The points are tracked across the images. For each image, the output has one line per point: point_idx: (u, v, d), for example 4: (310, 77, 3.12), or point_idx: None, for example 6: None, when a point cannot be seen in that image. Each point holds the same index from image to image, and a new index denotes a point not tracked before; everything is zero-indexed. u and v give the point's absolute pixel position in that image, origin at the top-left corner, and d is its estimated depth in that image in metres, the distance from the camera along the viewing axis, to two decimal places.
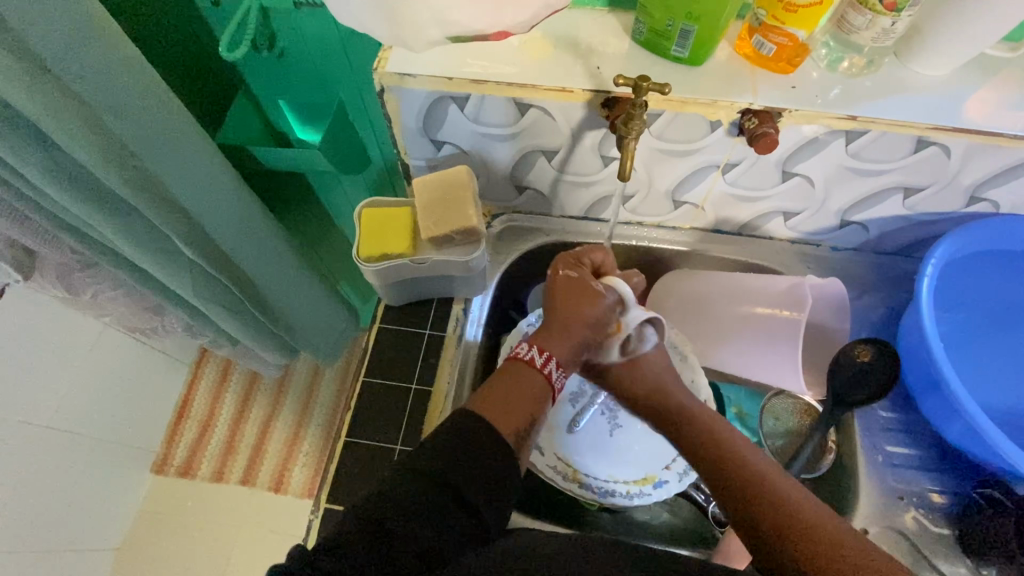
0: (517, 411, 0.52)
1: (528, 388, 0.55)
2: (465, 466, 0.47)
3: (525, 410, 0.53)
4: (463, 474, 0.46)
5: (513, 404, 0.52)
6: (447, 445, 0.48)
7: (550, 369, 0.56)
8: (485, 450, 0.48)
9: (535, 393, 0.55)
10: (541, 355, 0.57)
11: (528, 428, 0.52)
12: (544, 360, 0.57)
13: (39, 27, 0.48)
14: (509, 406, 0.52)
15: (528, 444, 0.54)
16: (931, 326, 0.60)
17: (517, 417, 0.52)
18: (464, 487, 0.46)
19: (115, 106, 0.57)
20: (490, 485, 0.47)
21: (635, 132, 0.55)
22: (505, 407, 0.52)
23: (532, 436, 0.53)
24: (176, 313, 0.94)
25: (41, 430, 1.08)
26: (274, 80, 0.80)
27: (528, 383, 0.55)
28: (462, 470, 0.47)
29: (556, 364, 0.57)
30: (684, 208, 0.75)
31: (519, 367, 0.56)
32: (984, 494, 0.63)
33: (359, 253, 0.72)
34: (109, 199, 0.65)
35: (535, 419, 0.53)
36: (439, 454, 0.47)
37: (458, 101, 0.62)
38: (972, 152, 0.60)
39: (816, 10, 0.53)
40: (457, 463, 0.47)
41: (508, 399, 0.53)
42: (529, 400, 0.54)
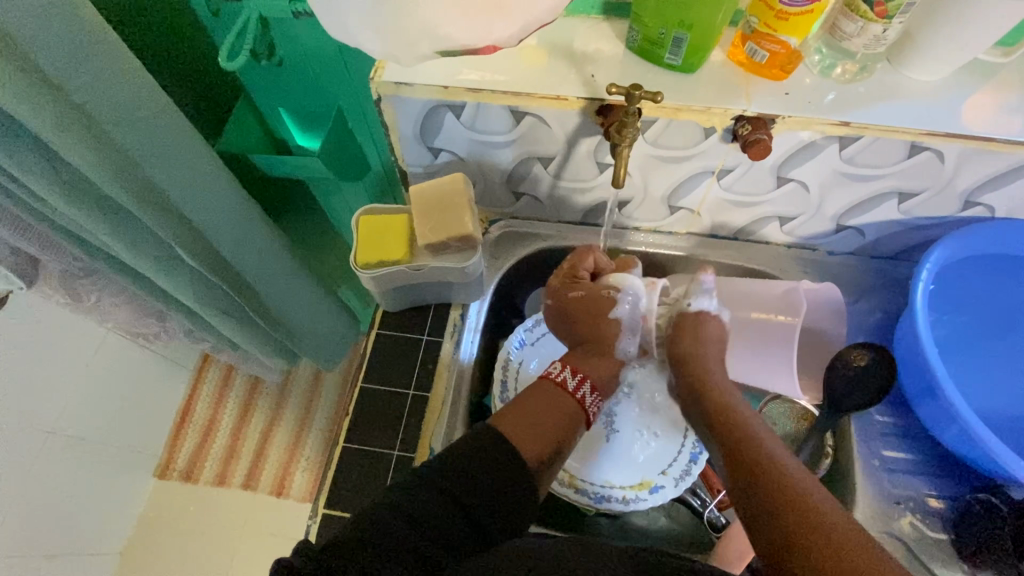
0: (545, 438, 0.55)
1: (558, 409, 0.58)
2: (470, 477, 0.49)
3: (553, 435, 0.56)
4: (469, 487, 0.49)
5: (541, 425, 0.56)
6: (454, 457, 0.51)
7: (583, 394, 0.60)
8: (505, 463, 0.51)
9: (563, 417, 0.58)
10: (576, 379, 0.61)
11: (553, 455, 0.55)
12: (577, 383, 0.61)
13: (39, 40, 0.49)
14: (539, 431, 0.55)
15: (552, 470, 0.56)
16: (926, 332, 0.60)
17: (545, 442, 0.55)
18: (469, 498, 0.48)
19: (116, 116, 0.58)
20: (493, 491, 0.49)
21: (629, 140, 0.56)
22: (531, 428, 0.55)
23: (557, 464, 0.56)
24: (178, 319, 0.95)
25: (43, 435, 1.09)
26: (273, 89, 0.81)
27: (556, 402, 0.59)
28: (468, 480, 0.49)
29: (589, 387, 0.61)
30: (680, 213, 0.75)
31: (549, 386, 0.60)
32: (979, 499, 0.63)
33: (357, 260, 0.73)
34: (111, 208, 0.66)
35: (561, 447, 0.56)
36: (445, 466, 0.50)
37: (454, 109, 0.63)
38: (967, 157, 0.60)
39: (807, 18, 0.53)
40: (456, 471, 0.50)
41: (537, 418, 0.56)
42: (558, 427, 0.57)
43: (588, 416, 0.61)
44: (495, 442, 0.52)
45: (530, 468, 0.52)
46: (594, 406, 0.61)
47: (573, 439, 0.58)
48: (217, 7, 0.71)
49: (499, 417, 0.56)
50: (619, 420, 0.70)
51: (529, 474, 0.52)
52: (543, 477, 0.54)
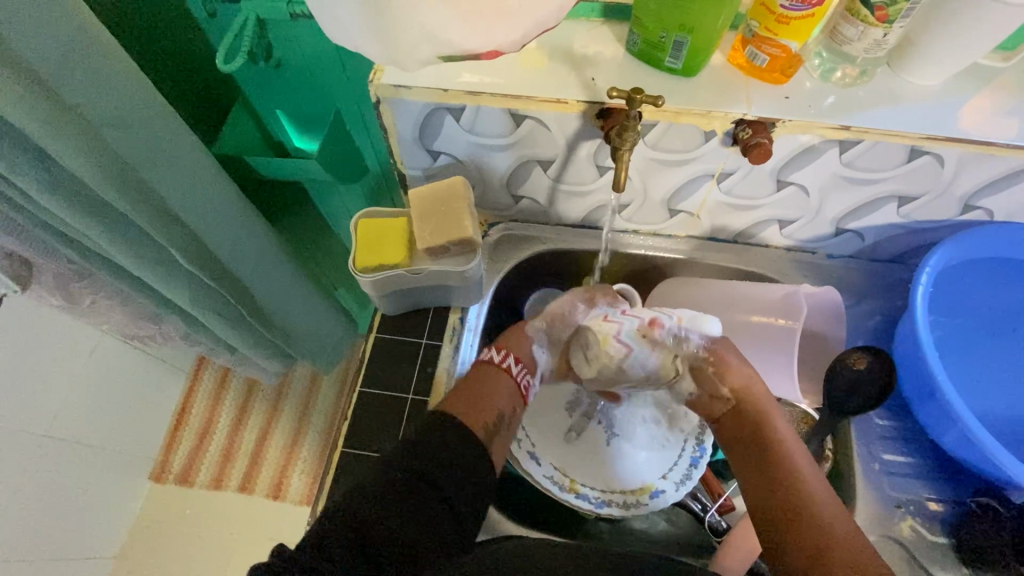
0: (483, 409, 0.59)
1: (491, 387, 0.61)
2: (444, 466, 0.52)
3: (490, 408, 0.60)
4: (434, 469, 0.52)
5: (479, 401, 0.60)
6: (420, 443, 0.53)
7: (509, 364, 0.64)
8: (458, 442, 0.54)
9: (495, 389, 0.62)
10: (500, 354, 0.64)
11: (495, 424, 0.59)
12: (503, 357, 0.64)
13: (34, 43, 0.48)
14: (475, 406, 0.59)
15: (501, 435, 0.60)
16: (926, 336, 0.60)
17: (483, 413, 0.59)
18: (440, 481, 0.51)
19: (112, 119, 0.57)
20: (460, 471, 0.52)
21: (629, 144, 0.56)
22: (471, 405, 0.59)
23: (500, 432, 0.60)
24: (175, 322, 0.94)
25: (38, 439, 1.07)
26: (272, 90, 0.80)
27: (490, 378, 0.62)
28: (437, 465, 0.52)
29: (514, 359, 0.65)
30: (680, 217, 0.75)
31: (483, 368, 0.63)
32: (979, 502, 0.63)
33: (355, 262, 0.72)
34: (107, 212, 0.66)
35: (502, 415, 0.60)
36: (410, 452, 0.52)
37: (453, 112, 0.62)
38: (965, 161, 0.60)
39: (809, 22, 0.53)
40: (428, 458, 0.52)
41: (473, 399, 0.60)
42: (490, 396, 0.61)
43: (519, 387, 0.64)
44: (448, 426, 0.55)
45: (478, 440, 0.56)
46: (523, 376, 0.65)
47: (513, 410, 0.62)
48: (214, 10, 0.72)
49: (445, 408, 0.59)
50: (619, 423, 0.72)
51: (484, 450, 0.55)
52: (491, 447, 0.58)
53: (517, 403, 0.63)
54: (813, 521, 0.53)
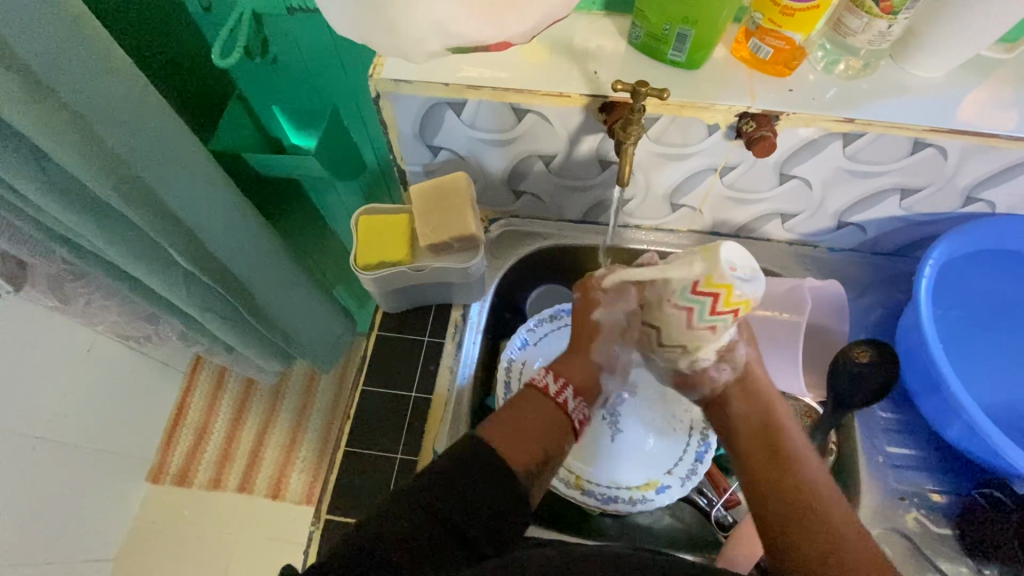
0: (533, 446, 0.54)
1: (542, 418, 0.57)
2: (471, 501, 0.49)
3: (539, 446, 0.55)
4: (458, 504, 0.49)
5: (528, 434, 0.55)
6: (443, 476, 0.50)
7: (564, 398, 0.59)
8: (490, 477, 0.50)
9: (551, 426, 0.57)
10: (557, 384, 0.60)
11: (540, 465, 0.54)
12: (558, 388, 0.60)
13: (26, 41, 0.48)
14: (525, 441, 0.55)
15: (541, 479, 0.55)
16: (929, 326, 0.61)
17: (529, 450, 0.54)
18: (457, 517, 0.48)
19: (107, 114, 0.56)
20: (485, 508, 0.49)
21: (634, 137, 0.55)
22: (518, 435, 0.55)
23: (545, 476, 0.55)
24: (171, 321, 0.94)
25: (33, 441, 1.06)
26: (268, 86, 0.79)
27: (547, 415, 0.58)
28: (459, 501, 0.49)
29: (571, 392, 0.60)
30: (682, 211, 0.75)
31: (536, 396, 0.59)
32: (984, 495, 0.63)
33: (356, 261, 0.71)
34: (102, 210, 0.65)
35: (548, 457, 0.55)
36: (437, 484, 0.49)
37: (455, 106, 0.61)
38: (969, 153, 0.60)
39: (812, 14, 0.53)
40: (453, 491, 0.49)
41: (522, 428, 0.55)
42: (543, 433, 0.56)
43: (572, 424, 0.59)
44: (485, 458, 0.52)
45: (518, 475, 0.52)
46: (578, 412, 0.60)
47: (561, 452, 0.57)
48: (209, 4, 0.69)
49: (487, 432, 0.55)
50: (624, 420, 0.71)
51: (518, 492, 0.51)
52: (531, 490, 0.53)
53: (566, 443, 0.58)
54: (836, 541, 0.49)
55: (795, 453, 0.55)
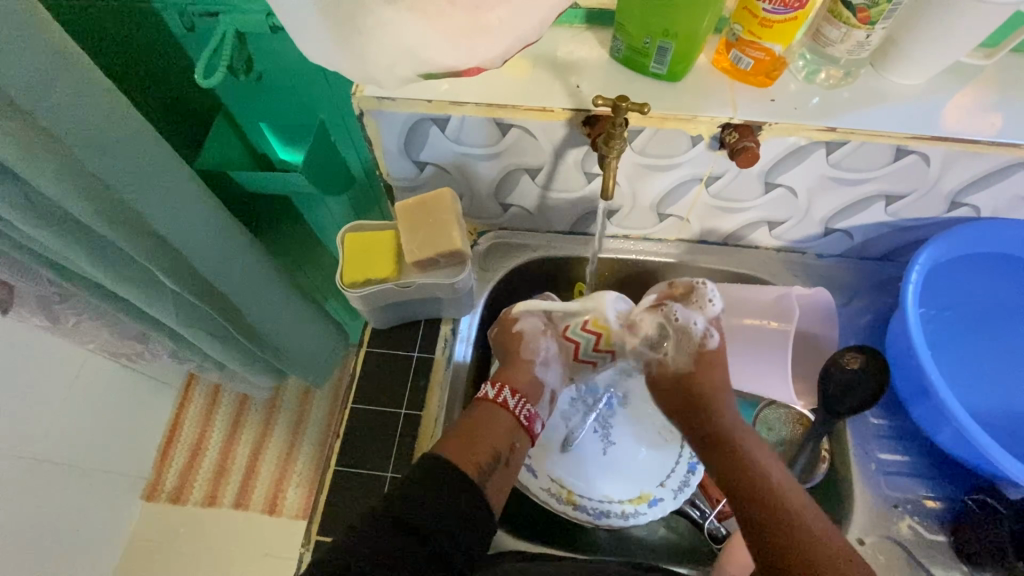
0: (479, 450, 0.56)
1: (490, 424, 0.59)
2: (436, 511, 0.51)
3: (487, 447, 0.57)
4: (425, 516, 0.51)
5: (475, 439, 0.58)
6: (407, 491, 0.53)
7: (505, 398, 0.62)
8: (449, 489, 0.53)
9: (499, 429, 0.59)
10: (495, 387, 0.62)
11: (490, 463, 0.56)
12: (498, 390, 0.62)
13: (5, 68, 0.48)
14: (475, 443, 0.57)
15: (499, 479, 0.57)
16: (917, 332, 0.60)
17: (479, 452, 0.56)
18: (426, 527, 0.50)
19: (89, 140, 0.56)
20: (451, 516, 0.52)
21: (617, 151, 0.55)
22: (467, 443, 0.57)
23: (498, 474, 0.57)
24: (162, 339, 0.93)
25: (24, 462, 1.05)
26: (254, 104, 0.79)
27: (495, 420, 0.60)
28: (425, 513, 0.51)
29: (510, 391, 0.62)
30: (669, 221, 0.75)
31: (484, 406, 0.61)
32: (976, 500, 0.64)
33: (343, 278, 0.70)
34: (87, 233, 0.64)
35: (499, 455, 0.57)
36: (402, 500, 0.52)
37: (438, 122, 0.62)
38: (952, 159, 0.60)
39: (791, 25, 0.53)
40: (418, 504, 0.51)
41: (470, 436, 0.58)
42: (491, 436, 0.58)
43: (520, 420, 0.61)
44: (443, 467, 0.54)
45: (470, 476, 0.54)
46: (523, 408, 0.62)
47: (513, 449, 0.59)
48: (192, 24, 0.69)
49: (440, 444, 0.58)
50: (615, 431, 0.71)
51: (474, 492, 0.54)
52: (486, 487, 0.55)
53: (518, 440, 0.60)
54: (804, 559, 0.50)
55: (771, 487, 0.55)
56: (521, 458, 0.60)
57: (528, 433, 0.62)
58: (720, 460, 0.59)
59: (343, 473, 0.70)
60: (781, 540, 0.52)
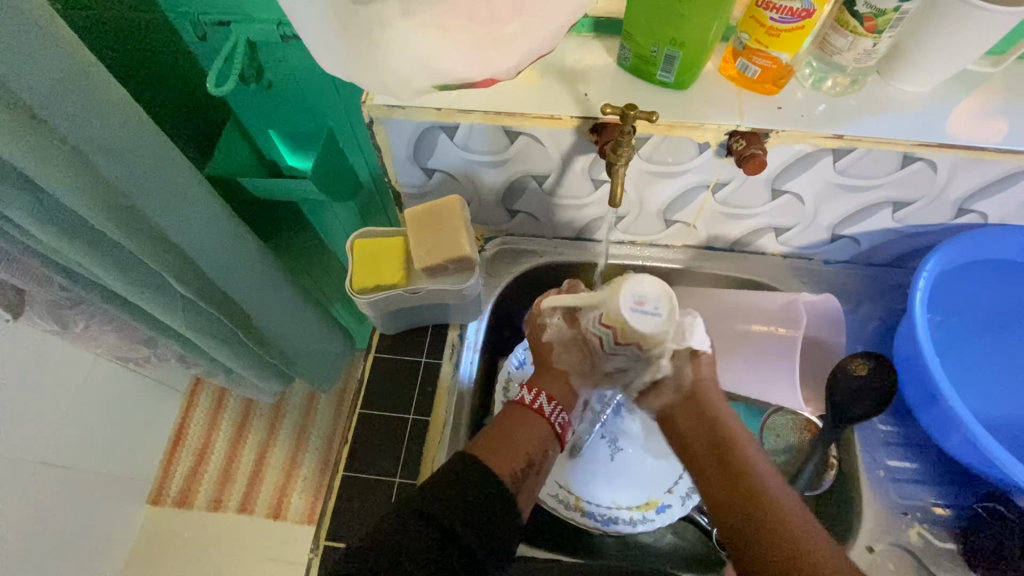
0: (513, 456, 0.55)
1: (524, 429, 0.58)
2: (466, 510, 0.50)
3: (521, 453, 0.56)
4: (454, 515, 0.49)
5: (509, 444, 0.56)
6: (436, 489, 0.51)
7: (541, 404, 0.60)
8: (480, 486, 0.52)
9: (533, 434, 0.58)
10: (531, 393, 0.60)
11: (524, 470, 0.55)
12: (533, 396, 0.60)
13: (22, 74, 0.48)
14: (506, 449, 0.56)
15: (529, 487, 0.56)
16: (926, 339, 0.60)
17: (513, 458, 0.55)
18: (453, 527, 0.49)
19: (103, 147, 0.57)
20: (481, 516, 0.50)
21: (624, 158, 0.55)
22: (502, 448, 0.56)
23: (530, 481, 0.56)
24: (170, 344, 0.94)
25: (33, 466, 1.06)
26: (264, 111, 0.80)
27: (531, 427, 0.58)
28: (455, 511, 0.50)
29: (546, 398, 0.60)
30: (676, 227, 0.75)
31: (515, 410, 0.60)
32: (985, 507, 0.63)
33: (352, 285, 0.71)
34: (100, 240, 0.65)
35: (532, 462, 0.56)
36: (434, 497, 0.50)
37: (447, 130, 0.62)
38: (959, 167, 0.60)
39: (798, 35, 0.53)
40: (449, 502, 0.50)
41: (505, 440, 0.56)
42: (525, 443, 0.57)
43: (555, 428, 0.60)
44: (477, 470, 0.53)
45: (506, 481, 0.53)
46: (559, 416, 0.60)
47: (546, 456, 0.58)
48: (204, 33, 0.69)
49: (474, 444, 0.57)
50: (623, 438, 0.70)
51: (508, 496, 0.52)
52: (519, 493, 0.55)
53: (550, 448, 0.59)
54: (779, 535, 0.50)
55: (749, 463, 0.54)
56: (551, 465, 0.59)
57: (561, 442, 0.60)
58: (709, 450, 0.56)
59: (350, 478, 0.70)
60: (761, 518, 0.51)
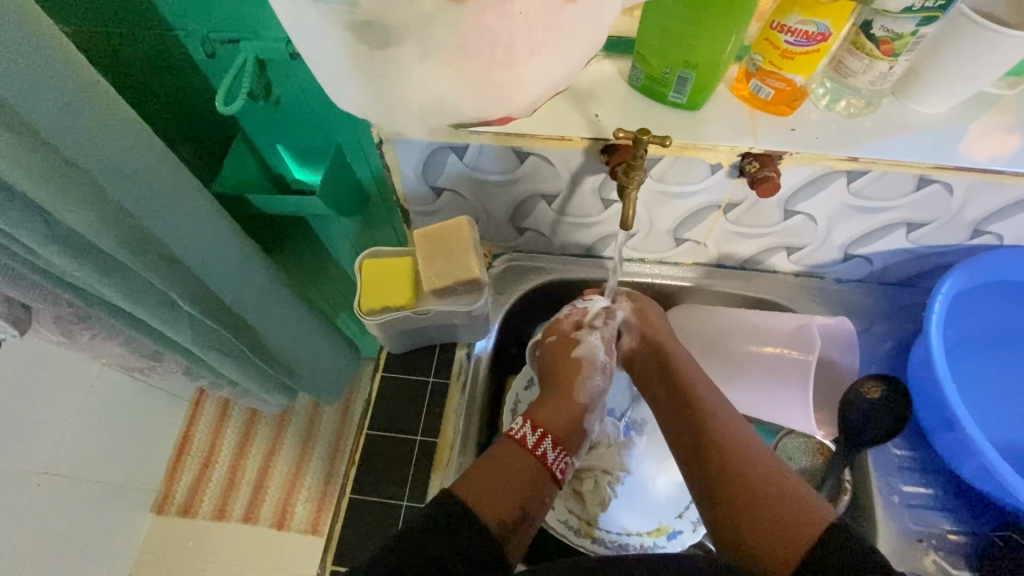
0: (506, 505, 0.55)
1: (521, 474, 0.58)
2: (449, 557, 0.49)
3: (514, 502, 0.56)
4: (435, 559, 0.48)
5: (504, 491, 0.56)
6: (419, 529, 0.50)
7: (545, 449, 0.61)
8: (464, 537, 0.51)
9: (528, 482, 0.58)
10: (536, 434, 0.61)
11: (514, 522, 0.55)
12: (537, 438, 0.61)
13: (31, 98, 0.48)
14: (499, 496, 0.56)
15: (516, 536, 0.56)
16: (942, 363, 0.59)
17: (506, 508, 0.55)
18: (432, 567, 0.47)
19: (111, 168, 0.57)
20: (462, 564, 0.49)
21: (636, 182, 0.55)
22: (494, 495, 0.55)
23: (519, 533, 0.56)
24: (175, 357, 0.93)
25: (37, 476, 1.06)
26: (272, 127, 0.80)
27: (527, 471, 0.58)
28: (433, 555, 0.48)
29: (550, 442, 0.61)
30: (686, 245, 0.74)
31: (513, 448, 0.60)
32: (1001, 536, 0.63)
33: (361, 305, 0.71)
34: (106, 260, 0.65)
35: (524, 513, 0.56)
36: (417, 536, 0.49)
37: (457, 150, 0.62)
38: (975, 189, 0.60)
39: (813, 57, 0.53)
40: (428, 546, 0.49)
41: (498, 486, 0.56)
42: (520, 490, 0.57)
43: (553, 472, 0.61)
44: (466, 516, 0.52)
45: (493, 533, 0.53)
46: (559, 461, 0.61)
47: (540, 504, 0.58)
48: (214, 49, 0.68)
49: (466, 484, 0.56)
50: (633, 461, 0.70)
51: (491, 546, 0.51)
52: (506, 545, 0.55)
53: (546, 494, 0.59)
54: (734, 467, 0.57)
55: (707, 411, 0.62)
56: (545, 511, 0.59)
57: (558, 485, 0.61)
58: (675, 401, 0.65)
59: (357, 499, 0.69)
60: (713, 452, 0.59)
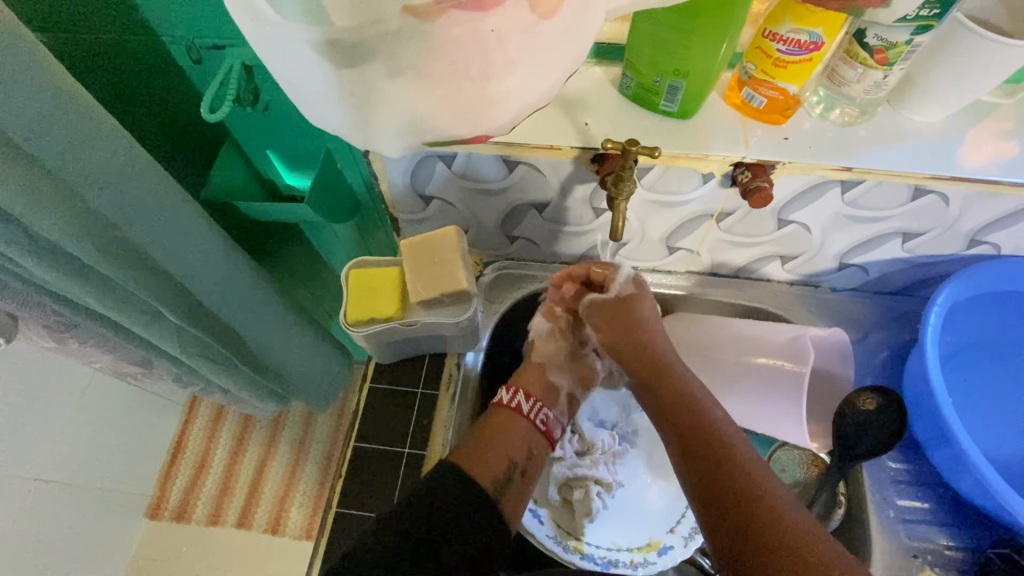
0: (496, 461, 0.58)
1: (506, 430, 0.61)
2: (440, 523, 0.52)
3: (503, 456, 0.59)
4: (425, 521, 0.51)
5: (491, 449, 0.59)
6: (410, 501, 0.53)
7: (520, 402, 0.64)
8: (456, 504, 0.53)
9: (514, 435, 0.61)
10: (510, 392, 0.65)
11: (506, 473, 0.58)
12: (513, 394, 0.65)
13: (9, 107, 0.47)
14: (488, 455, 0.59)
15: (515, 489, 0.58)
16: (937, 376, 0.58)
17: (495, 464, 0.58)
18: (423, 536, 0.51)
19: (94, 179, 0.56)
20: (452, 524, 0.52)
21: (626, 193, 0.54)
22: (481, 455, 0.58)
23: (516, 483, 0.58)
24: (165, 364, 0.92)
25: (28, 483, 1.05)
26: (260, 132, 0.79)
27: (511, 425, 0.62)
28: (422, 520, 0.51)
29: (524, 394, 0.65)
30: (680, 253, 0.73)
31: (497, 411, 0.63)
32: (999, 553, 0.62)
33: (348, 318, 0.70)
34: (90, 271, 0.64)
35: (515, 463, 0.59)
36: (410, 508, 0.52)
37: (445, 158, 0.61)
38: (971, 200, 0.59)
39: (805, 66, 0.52)
40: (419, 516, 0.52)
41: (484, 445, 0.59)
42: (508, 442, 0.60)
43: (536, 424, 0.64)
44: (456, 482, 0.55)
45: (486, 488, 0.56)
46: (538, 412, 0.64)
47: (531, 455, 0.61)
48: (200, 56, 0.68)
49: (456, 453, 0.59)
50: (624, 471, 0.70)
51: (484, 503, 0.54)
52: (502, 502, 0.57)
53: (536, 447, 0.62)
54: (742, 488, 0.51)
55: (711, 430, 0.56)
56: (538, 465, 0.62)
57: (546, 436, 0.64)
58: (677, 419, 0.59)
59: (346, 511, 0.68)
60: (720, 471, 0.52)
